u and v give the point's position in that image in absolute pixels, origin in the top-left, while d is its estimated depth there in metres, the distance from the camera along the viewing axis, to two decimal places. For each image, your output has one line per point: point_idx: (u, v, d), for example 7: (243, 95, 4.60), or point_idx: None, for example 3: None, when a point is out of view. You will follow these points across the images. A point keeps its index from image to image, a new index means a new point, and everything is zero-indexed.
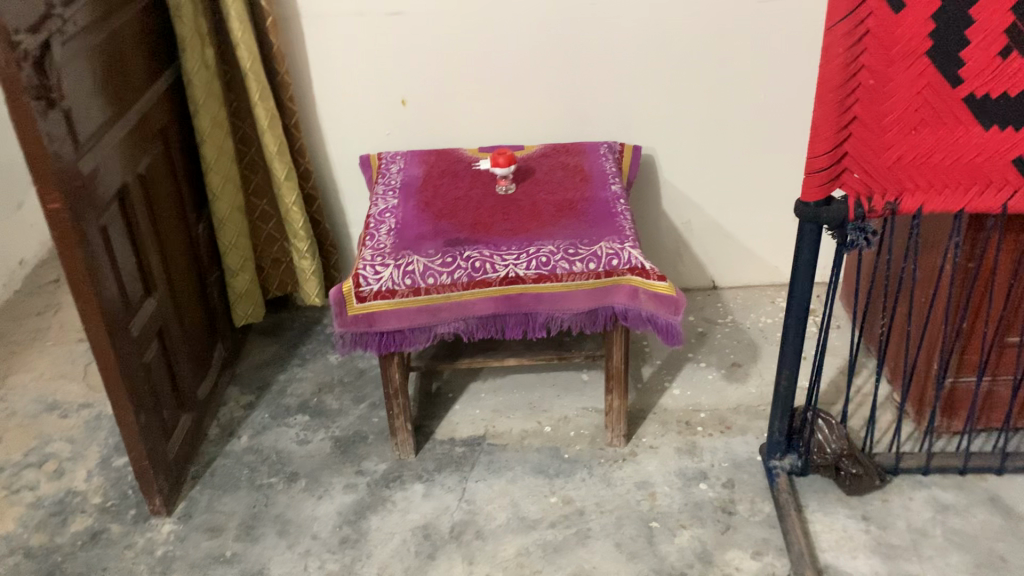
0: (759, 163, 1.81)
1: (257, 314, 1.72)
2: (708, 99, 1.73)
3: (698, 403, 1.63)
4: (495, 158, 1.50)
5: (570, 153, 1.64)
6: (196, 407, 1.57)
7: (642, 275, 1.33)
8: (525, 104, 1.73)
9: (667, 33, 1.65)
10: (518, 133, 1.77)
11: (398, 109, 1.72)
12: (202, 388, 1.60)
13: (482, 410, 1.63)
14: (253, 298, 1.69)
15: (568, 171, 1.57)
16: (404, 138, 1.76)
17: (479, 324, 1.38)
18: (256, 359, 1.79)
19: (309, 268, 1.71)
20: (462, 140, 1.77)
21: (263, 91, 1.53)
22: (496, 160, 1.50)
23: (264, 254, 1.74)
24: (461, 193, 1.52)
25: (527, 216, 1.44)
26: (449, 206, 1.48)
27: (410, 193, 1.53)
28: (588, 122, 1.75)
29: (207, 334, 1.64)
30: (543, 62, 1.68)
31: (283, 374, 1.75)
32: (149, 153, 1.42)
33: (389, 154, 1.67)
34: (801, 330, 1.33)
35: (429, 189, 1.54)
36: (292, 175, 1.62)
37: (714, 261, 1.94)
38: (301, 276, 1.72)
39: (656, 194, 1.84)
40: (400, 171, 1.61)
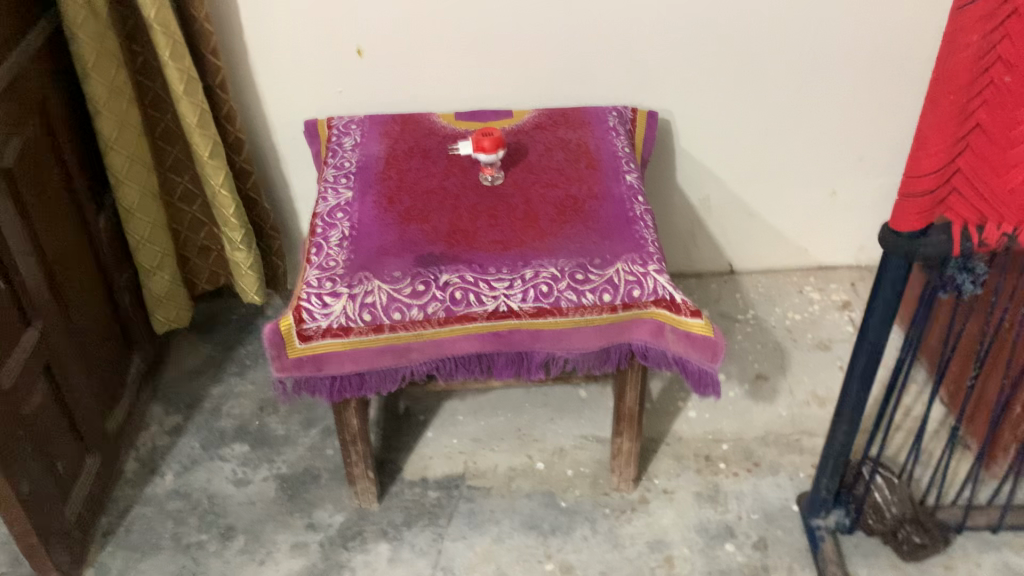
0: (796, 127, 1.50)
1: (183, 318, 1.40)
2: (740, 54, 1.40)
3: (719, 430, 1.36)
4: (477, 141, 1.16)
5: (573, 127, 1.31)
6: (104, 445, 1.27)
7: (671, 309, 1.03)
8: (515, 56, 1.39)
9: None
10: (504, 92, 1.43)
11: (353, 61, 1.37)
12: (113, 418, 1.30)
13: (461, 439, 1.35)
14: (177, 300, 1.37)
15: (568, 154, 1.25)
16: (361, 97, 1.41)
17: (459, 363, 1.08)
18: (184, 366, 1.49)
19: (245, 262, 1.39)
20: (435, 103, 1.43)
21: (175, 47, 1.17)
22: (479, 143, 1.16)
23: (188, 243, 1.41)
24: (435, 185, 1.19)
25: (521, 220, 1.13)
26: (421, 204, 1.16)
27: (368, 182, 1.20)
28: (591, 82, 1.42)
29: (117, 348, 1.32)
30: (540, 2, 1.33)
31: (217, 388, 1.45)
32: (20, 135, 1.07)
33: (344, 121, 1.33)
34: (867, 380, 1.05)
35: (394, 177, 1.21)
36: (219, 152, 1.28)
37: (733, 243, 1.64)
38: (236, 270, 1.40)
39: (668, 165, 1.53)
40: (357, 147, 1.27)
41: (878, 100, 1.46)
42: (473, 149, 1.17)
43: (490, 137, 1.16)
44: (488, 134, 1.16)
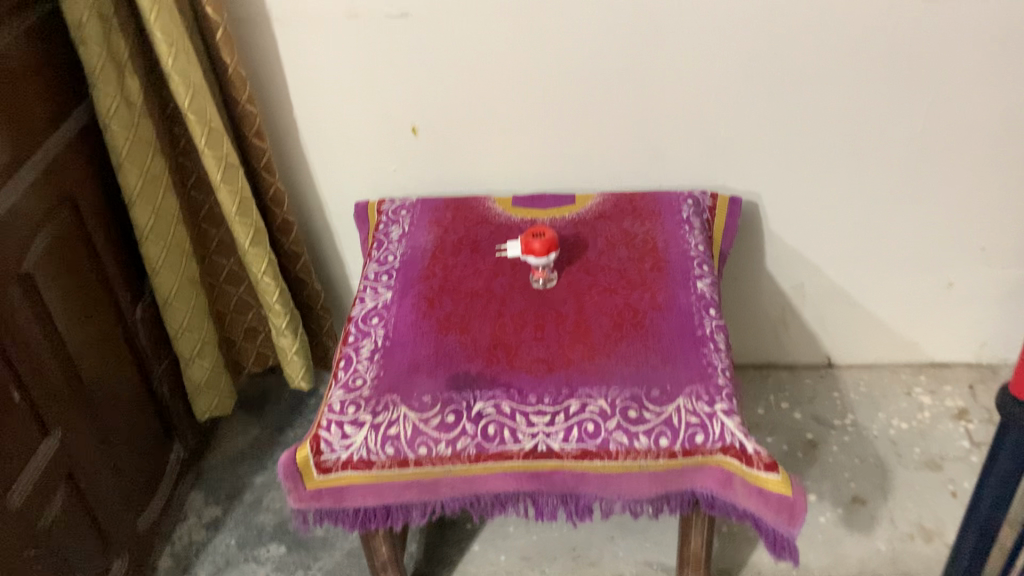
0: (905, 210, 1.31)
1: (227, 405, 1.33)
2: (839, 133, 1.23)
3: (804, 565, 1.19)
4: (529, 242, 1.03)
5: (644, 219, 1.17)
6: (133, 546, 1.20)
7: (739, 460, 0.88)
8: (585, 133, 1.26)
9: (788, 45, 1.15)
10: (570, 172, 1.30)
11: (407, 138, 1.28)
12: (145, 515, 1.23)
13: (509, 556, 1.23)
14: (219, 387, 1.30)
15: (634, 250, 1.11)
16: (418, 174, 1.32)
17: (495, 500, 0.96)
18: (230, 451, 1.42)
19: (290, 349, 1.31)
20: (496, 182, 1.32)
21: (213, 134, 1.10)
22: (531, 245, 1.03)
23: (235, 326, 1.34)
24: (481, 287, 1.07)
25: (573, 335, 1.00)
26: (464, 311, 1.04)
27: (409, 281, 1.09)
28: (667, 162, 1.28)
29: (153, 440, 1.26)
30: (611, 77, 1.20)
31: (261, 477, 1.38)
32: (46, 233, 1.00)
33: (395, 207, 1.24)
34: (980, 553, 0.87)
35: (438, 276, 1.10)
36: (263, 239, 1.20)
37: (831, 335, 1.45)
38: (281, 356, 1.32)
39: (758, 251, 1.36)
40: (405, 238, 1.17)
41: (1007, 182, 1.26)
42: (523, 252, 1.04)
43: (543, 241, 1.03)
44: (543, 236, 1.03)
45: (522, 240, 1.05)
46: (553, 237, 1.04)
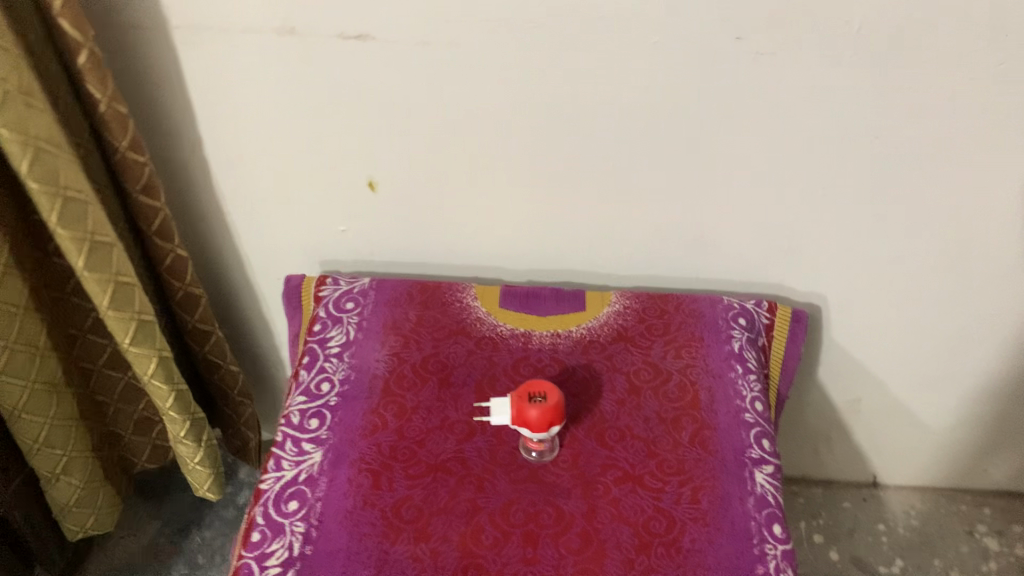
0: (1013, 335, 0.99)
1: (108, 521, 1.02)
2: (944, 237, 0.90)
3: None
4: (525, 411, 0.71)
5: (681, 349, 0.84)
6: None
7: None
8: (604, 204, 0.93)
9: (897, 126, 0.81)
10: (581, 251, 0.98)
11: (363, 194, 0.93)
12: None
13: None
14: (95, 504, 0.98)
15: (666, 404, 0.80)
16: (376, 239, 0.98)
17: None
18: (116, 560, 1.11)
19: (191, 458, 0.99)
20: (482, 253, 0.99)
21: (71, 206, 0.75)
22: (527, 415, 0.71)
23: (121, 418, 1.02)
24: (450, 455, 0.76)
25: (579, 560, 0.69)
26: (423, 498, 0.73)
27: (347, 435, 0.77)
28: (712, 251, 0.96)
29: None
30: (648, 141, 0.86)
31: None
32: None
33: (340, 295, 0.89)
34: None
35: (390, 428, 0.78)
36: (151, 333, 0.87)
37: (884, 454, 1.17)
38: (181, 462, 1.01)
39: (811, 360, 1.06)
40: (348, 353, 0.84)
41: None
42: (516, 422, 0.72)
43: (543, 412, 0.70)
44: (545, 403, 0.71)
45: (513, 402, 0.73)
46: (559, 402, 0.72)
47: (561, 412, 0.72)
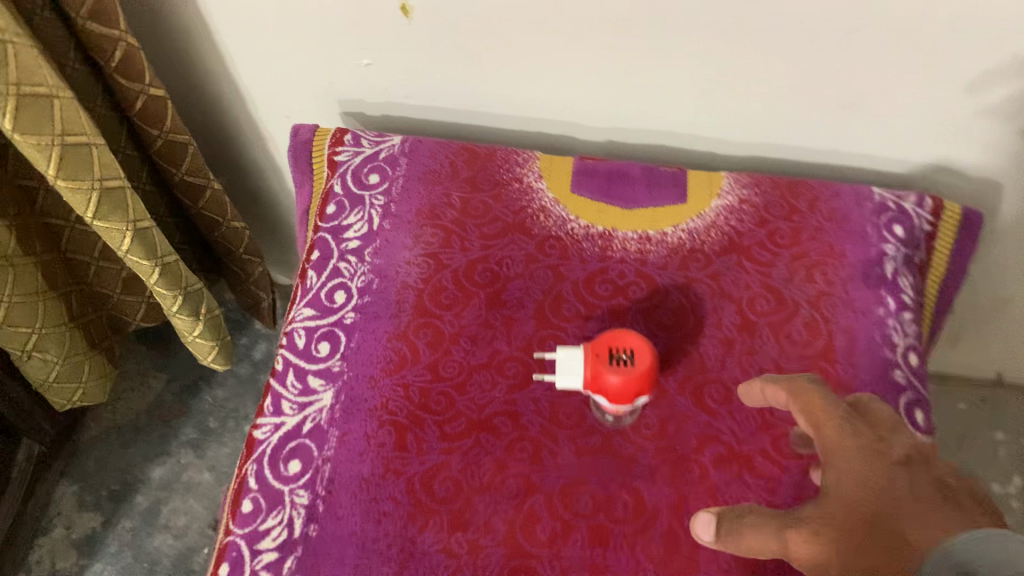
0: None
1: (100, 391, 0.89)
2: None
3: None
4: (604, 376, 0.52)
5: (813, 271, 0.63)
6: None
7: None
8: (727, 65, 0.66)
9: None
10: (684, 116, 0.73)
11: (392, 23, 0.67)
12: None
13: None
14: (81, 377, 0.84)
15: (788, 350, 0.60)
16: (410, 80, 0.73)
17: None
18: (119, 417, 1.00)
19: (190, 331, 0.83)
20: (551, 109, 0.75)
21: None
22: (606, 382, 0.52)
23: (105, 278, 0.85)
24: (499, 408, 0.58)
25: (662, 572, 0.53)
26: (461, 468, 0.56)
27: (364, 371, 0.60)
28: (864, 129, 0.70)
29: None
30: None
31: (160, 471, 0.97)
32: None
33: (361, 163, 0.68)
34: None
35: (422, 363, 0.60)
36: (122, 202, 0.67)
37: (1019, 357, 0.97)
38: (180, 333, 0.85)
39: None
40: (371, 250, 0.64)
41: None
42: (590, 388, 0.53)
43: (628, 380, 0.52)
44: (631, 367, 0.52)
45: (587, 360, 0.54)
46: (652, 366, 0.53)
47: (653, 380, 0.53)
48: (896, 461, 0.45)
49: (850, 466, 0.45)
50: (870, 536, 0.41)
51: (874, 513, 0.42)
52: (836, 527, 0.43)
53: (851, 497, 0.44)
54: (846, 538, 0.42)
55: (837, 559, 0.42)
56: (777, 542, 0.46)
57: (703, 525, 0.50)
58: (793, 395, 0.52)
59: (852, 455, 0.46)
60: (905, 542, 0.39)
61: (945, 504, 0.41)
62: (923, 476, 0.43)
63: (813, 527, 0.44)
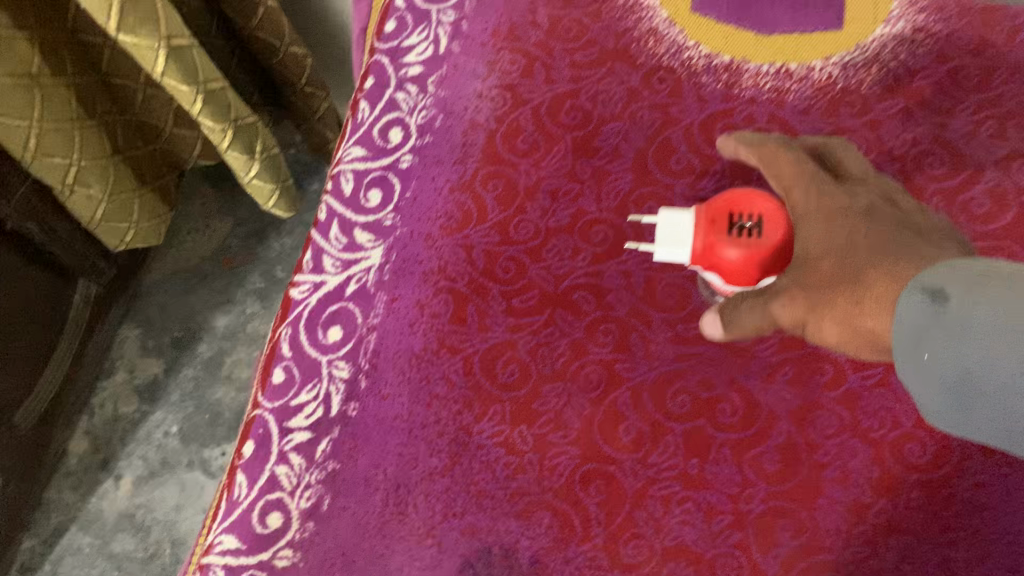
0: None
1: (153, 230, 0.82)
2: None
3: None
4: (720, 251, 0.41)
5: (1007, 123, 0.48)
6: (27, 454, 0.79)
7: None
8: None
9: None
10: None
11: None
12: (42, 405, 0.79)
13: None
14: (131, 216, 0.77)
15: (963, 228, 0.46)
16: None
17: None
18: (182, 261, 0.93)
19: (244, 172, 0.74)
20: None
21: None
22: (723, 259, 0.41)
23: (154, 106, 0.76)
24: (581, 280, 0.47)
25: (773, 495, 0.42)
26: (530, 350, 0.46)
27: (420, 227, 0.49)
28: None
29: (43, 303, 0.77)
30: None
31: (224, 320, 0.92)
32: None
33: None
34: None
35: (489, 222, 0.49)
36: (152, 12, 0.57)
37: None
38: (236, 174, 0.76)
39: None
40: (435, 79, 0.53)
41: None
42: (701, 265, 0.42)
43: (751, 258, 0.40)
44: (756, 241, 0.40)
45: (699, 227, 0.42)
46: (787, 238, 0.40)
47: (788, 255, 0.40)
48: (862, 207, 0.37)
49: (811, 213, 0.38)
50: (843, 288, 0.34)
51: (840, 261, 0.35)
52: (811, 288, 0.36)
53: (815, 252, 0.36)
54: (822, 294, 0.35)
55: (811, 316, 0.35)
56: (766, 316, 0.38)
57: (709, 319, 0.43)
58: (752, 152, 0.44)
59: (816, 202, 0.39)
60: (879, 284, 0.32)
61: (916, 240, 0.34)
62: (887, 215, 0.37)
63: (792, 290, 0.37)
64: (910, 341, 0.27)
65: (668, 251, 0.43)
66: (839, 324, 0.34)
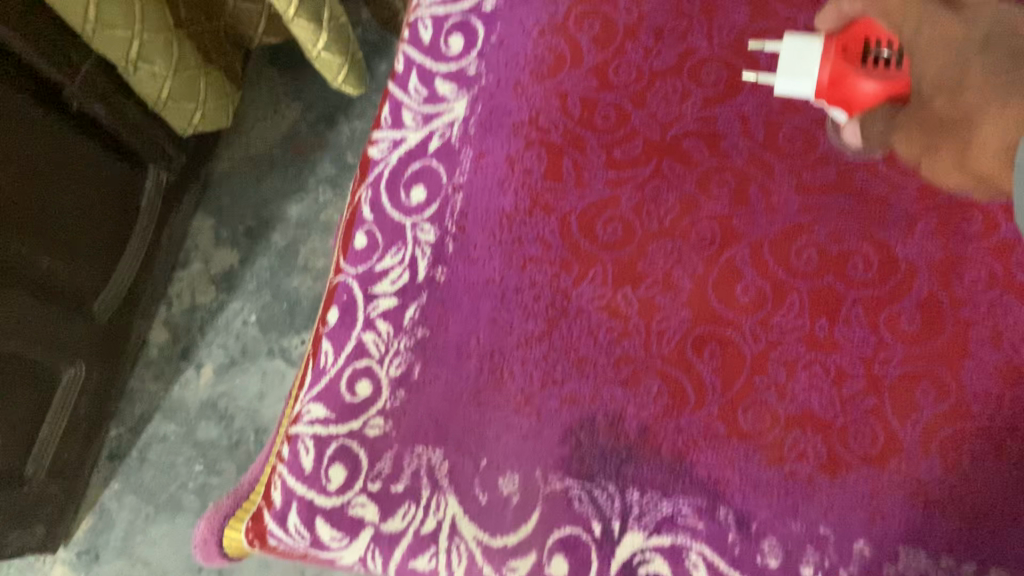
0: None
1: (218, 114, 0.80)
2: None
3: None
4: (852, 82, 0.35)
5: None
6: (109, 340, 0.79)
7: None
8: None
9: None
10: None
11: None
12: (121, 291, 0.79)
13: None
14: (198, 96, 0.74)
15: None
16: None
17: None
18: (253, 149, 0.90)
19: (312, 43, 0.70)
20: None
21: None
22: (856, 90, 0.35)
23: None
24: (690, 127, 0.42)
25: (913, 357, 0.38)
26: (634, 207, 0.42)
27: (508, 75, 0.45)
28: None
29: (116, 188, 0.75)
30: None
31: (297, 209, 0.89)
32: None
33: None
34: None
35: (586, 67, 0.44)
36: None
37: None
38: (303, 47, 0.72)
39: None
40: None
41: None
42: (827, 100, 0.37)
43: (886, 91, 0.34)
44: (895, 71, 0.34)
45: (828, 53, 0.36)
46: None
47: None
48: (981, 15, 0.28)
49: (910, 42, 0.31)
50: (950, 137, 0.27)
51: (944, 101, 0.27)
52: (920, 134, 0.29)
53: (922, 85, 0.29)
54: (933, 146, 0.29)
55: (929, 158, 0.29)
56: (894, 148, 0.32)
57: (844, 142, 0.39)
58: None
59: (912, 31, 0.30)
60: (989, 137, 0.25)
61: None
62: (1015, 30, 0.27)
63: (905, 130, 0.30)
64: (1021, 194, 0.23)
65: (787, 82, 0.38)
66: (963, 175, 0.28)
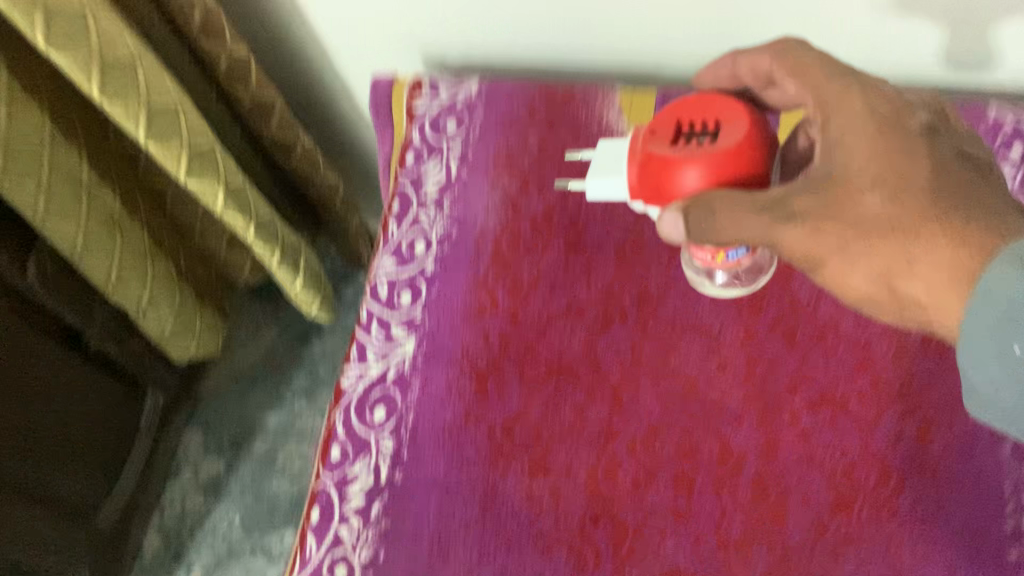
0: None
1: (210, 342, 0.93)
2: None
3: None
4: (670, 168, 0.42)
5: None
6: (110, 548, 0.89)
7: None
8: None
9: None
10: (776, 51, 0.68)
11: None
12: (122, 503, 0.90)
13: None
14: (195, 331, 0.89)
15: None
16: (486, 27, 0.72)
17: None
18: (235, 370, 1.04)
19: (292, 284, 0.86)
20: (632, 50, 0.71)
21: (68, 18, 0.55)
22: (675, 166, 0.42)
23: (209, 235, 0.89)
24: (579, 354, 0.57)
25: (750, 519, 0.51)
26: (542, 416, 0.56)
27: (444, 321, 0.60)
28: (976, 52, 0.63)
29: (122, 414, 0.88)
30: None
31: (275, 418, 1.02)
32: None
33: (439, 112, 0.68)
34: None
35: (501, 312, 0.60)
36: (213, 162, 0.70)
37: None
38: (283, 287, 0.88)
39: None
40: (450, 198, 0.65)
41: None
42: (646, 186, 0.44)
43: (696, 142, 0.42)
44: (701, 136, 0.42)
45: (638, 158, 0.45)
46: (743, 132, 0.42)
47: (753, 158, 0.42)
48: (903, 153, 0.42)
49: (856, 150, 0.42)
50: (901, 245, 0.40)
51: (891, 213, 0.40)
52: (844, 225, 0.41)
53: (855, 185, 0.41)
54: (867, 244, 0.41)
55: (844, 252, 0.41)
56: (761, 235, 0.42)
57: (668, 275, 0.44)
58: (784, 66, 0.44)
59: (865, 149, 0.42)
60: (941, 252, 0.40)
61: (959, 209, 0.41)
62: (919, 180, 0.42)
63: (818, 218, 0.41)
64: (1001, 326, 0.38)
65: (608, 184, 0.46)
66: (876, 274, 0.42)
